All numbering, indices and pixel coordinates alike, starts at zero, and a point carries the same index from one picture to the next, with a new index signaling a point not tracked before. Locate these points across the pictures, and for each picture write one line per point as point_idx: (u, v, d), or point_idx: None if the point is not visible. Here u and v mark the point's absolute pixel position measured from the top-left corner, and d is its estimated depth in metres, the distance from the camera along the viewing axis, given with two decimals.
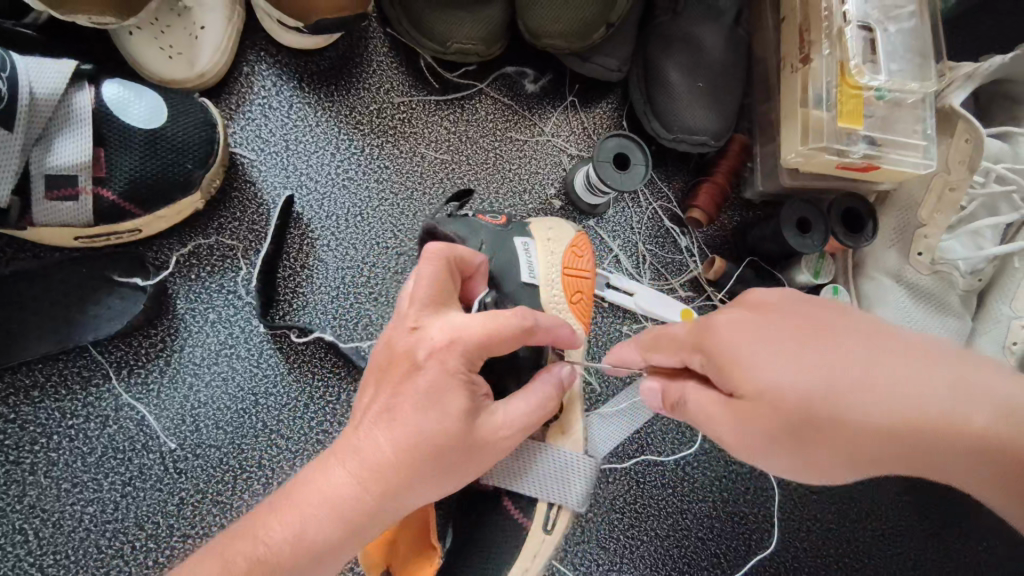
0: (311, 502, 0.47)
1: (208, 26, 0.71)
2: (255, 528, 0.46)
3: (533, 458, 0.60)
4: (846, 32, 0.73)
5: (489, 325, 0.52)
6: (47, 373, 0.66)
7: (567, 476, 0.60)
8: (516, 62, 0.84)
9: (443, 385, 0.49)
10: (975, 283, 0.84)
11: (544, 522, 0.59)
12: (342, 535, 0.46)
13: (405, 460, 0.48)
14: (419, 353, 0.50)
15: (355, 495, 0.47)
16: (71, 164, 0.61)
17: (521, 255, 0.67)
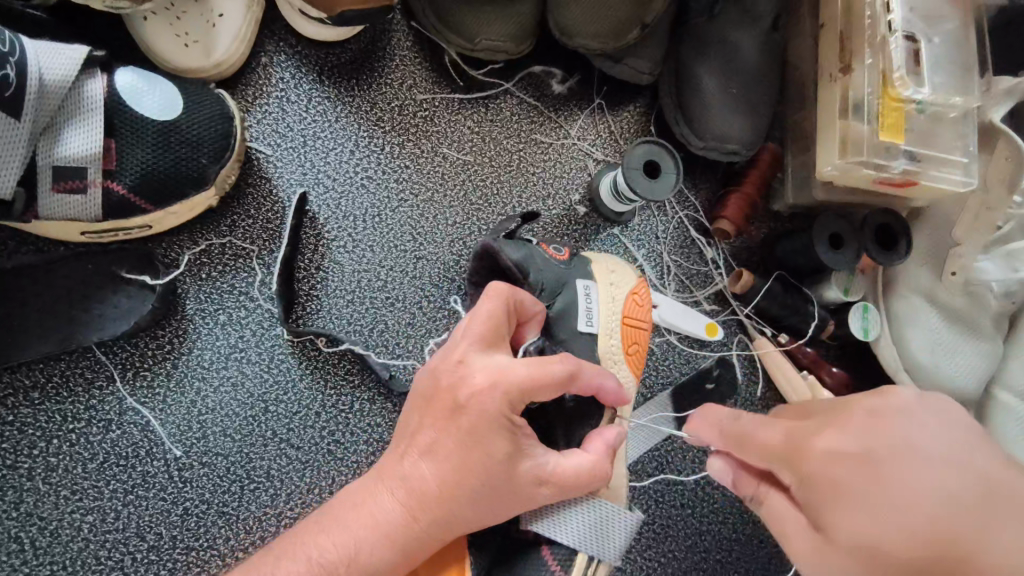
0: (357, 526, 0.50)
1: (227, 13, 0.68)
2: (301, 549, 0.50)
3: (575, 510, 0.55)
4: (889, 40, 0.70)
5: (534, 369, 0.50)
6: (47, 374, 0.63)
7: (609, 530, 0.56)
8: (544, 61, 0.81)
9: (489, 423, 0.49)
10: (1007, 305, 0.81)
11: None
12: (394, 556, 0.49)
13: (446, 491, 0.49)
14: (460, 395, 0.50)
15: (399, 522, 0.49)
16: (80, 155, 0.57)
17: (581, 299, 0.64)
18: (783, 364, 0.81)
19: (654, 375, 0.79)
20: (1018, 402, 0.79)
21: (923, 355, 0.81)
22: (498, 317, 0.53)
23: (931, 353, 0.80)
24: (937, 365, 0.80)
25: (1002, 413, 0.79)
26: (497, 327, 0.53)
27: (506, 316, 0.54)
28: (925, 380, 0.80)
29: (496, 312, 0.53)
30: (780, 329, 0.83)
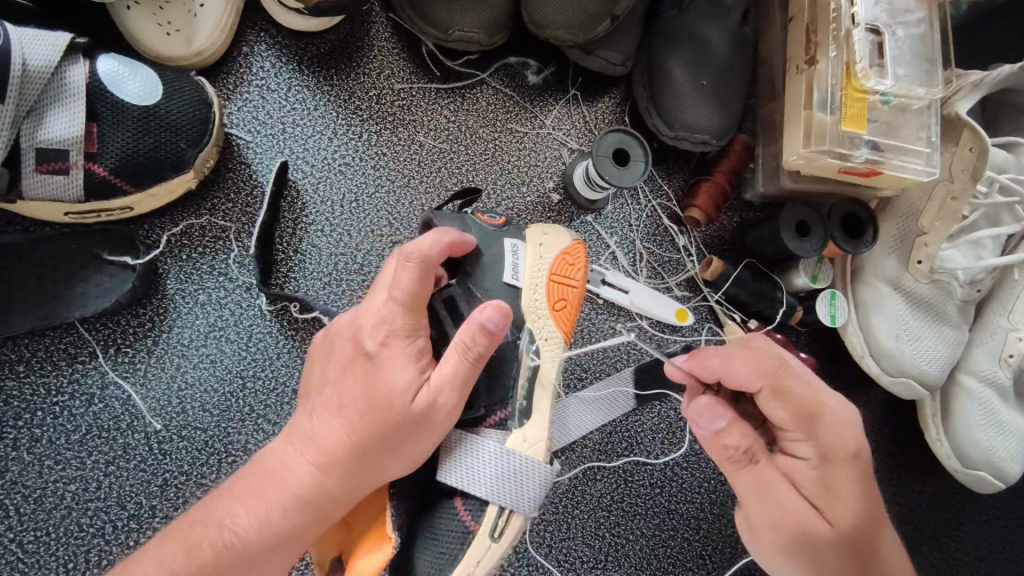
0: (276, 488, 0.51)
1: (207, 4, 0.70)
2: (216, 515, 0.51)
3: (474, 457, 0.58)
4: (853, 34, 0.73)
5: (409, 296, 0.54)
6: (32, 349, 0.66)
7: (518, 480, 0.58)
8: (520, 53, 0.83)
9: (400, 356, 0.53)
10: (973, 293, 0.83)
11: (491, 527, 0.57)
12: (296, 517, 0.51)
13: (358, 444, 0.52)
14: (365, 344, 0.54)
15: (316, 481, 0.51)
16: (63, 139, 0.60)
17: (507, 257, 0.66)
18: None
19: (624, 358, 0.81)
20: (982, 388, 0.81)
21: (889, 342, 0.81)
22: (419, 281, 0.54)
23: (896, 341, 0.81)
24: (903, 353, 0.81)
25: (967, 399, 0.81)
26: (418, 293, 0.54)
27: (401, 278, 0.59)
28: (890, 367, 0.81)
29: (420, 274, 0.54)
30: (750, 315, 0.84)
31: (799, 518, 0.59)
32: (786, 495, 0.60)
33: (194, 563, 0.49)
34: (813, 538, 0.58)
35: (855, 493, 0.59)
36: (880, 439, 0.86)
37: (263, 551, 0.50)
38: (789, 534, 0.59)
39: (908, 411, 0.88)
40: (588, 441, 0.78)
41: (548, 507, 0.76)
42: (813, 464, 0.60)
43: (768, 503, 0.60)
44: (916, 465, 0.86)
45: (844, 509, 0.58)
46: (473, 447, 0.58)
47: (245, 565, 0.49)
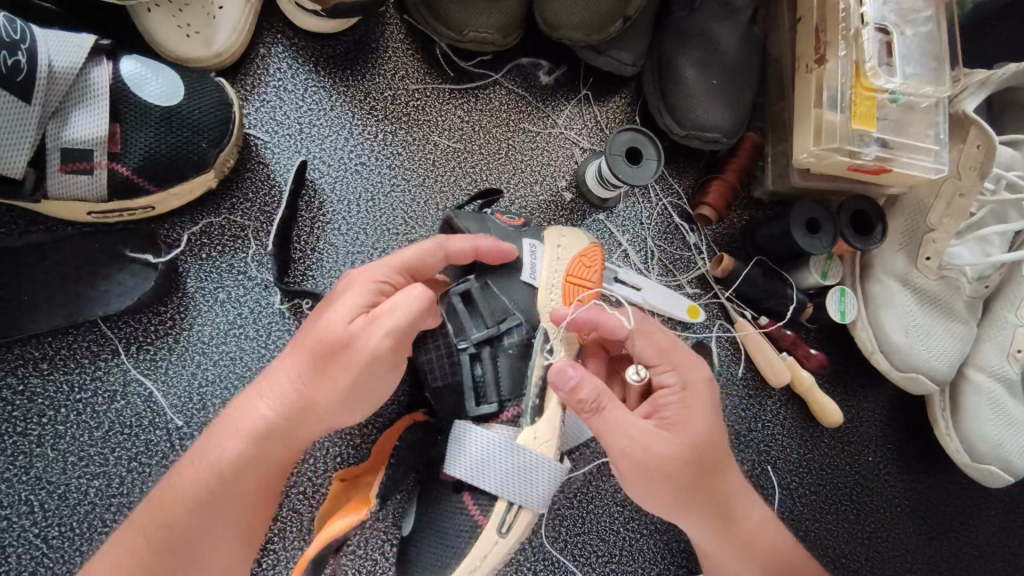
0: (230, 430, 0.54)
1: (226, 6, 0.71)
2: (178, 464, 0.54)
3: (481, 449, 0.58)
4: (862, 33, 0.73)
5: (394, 266, 0.58)
6: (56, 347, 0.66)
7: (526, 474, 0.57)
8: (532, 53, 0.84)
9: (360, 298, 0.56)
10: (981, 289, 0.84)
11: (499, 524, 0.57)
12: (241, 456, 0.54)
13: (307, 386, 0.54)
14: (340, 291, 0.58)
15: (264, 422, 0.54)
16: (86, 139, 0.61)
17: (525, 257, 0.68)
18: (763, 345, 0.82)
19: None
20: (991, 383, 0.81)
21: (899, 338, 0.82)
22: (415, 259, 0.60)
23: (906, 336, 0.82)
24: (913, 348, 0.81)
25: (975, 394, 0.82)
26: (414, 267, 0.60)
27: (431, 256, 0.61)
28: (900, 362, 0.82)
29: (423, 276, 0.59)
30: (760, 312, 0.85)
31: (673, 447, 0.57)
32: (645, 430, 0.57)
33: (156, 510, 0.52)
34: (706, 462, 0.58)
35: (705, 416, 0.59)
36: (890, 434, 0.87)
37: (210, 489, 0.53)
38: (679, 467, 0.57)
39: (918, 406, 0.88)
40: None
41: (562, 503, 0.76)
42: (690, 394, 0.60)
43: (658, 439, 0.57)
44: (925, 460, 0.87)
45: (700, 434, 0.58)
46: (480, 440, 0.58)
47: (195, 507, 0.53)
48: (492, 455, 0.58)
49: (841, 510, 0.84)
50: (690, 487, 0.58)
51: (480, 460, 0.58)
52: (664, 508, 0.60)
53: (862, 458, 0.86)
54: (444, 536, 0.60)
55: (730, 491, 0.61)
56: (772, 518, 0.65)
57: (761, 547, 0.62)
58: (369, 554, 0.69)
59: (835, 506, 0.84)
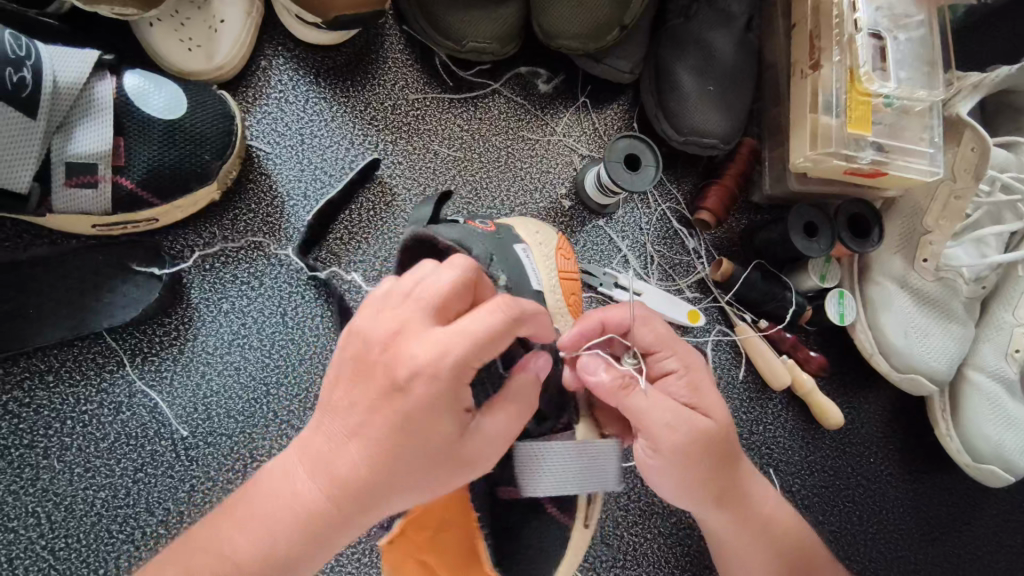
0: (277, 510, 0.46)
1: (227, 19, 0.73)
2: (214, 546, 0.47)
3: (552, 464, 0.54)
4: (856, 39, 0.74)
5: (490, 339, 0.45)
6: (61, 359, 0.67)
7: (599, 465, 0.55)
8: (530, 62, 0.85)
9: (431, 406, 0.45)
10: (979, 290, 0.85)
11: (584, 516, 0.58)
12: (298, 545, 0.46)
13: (378, 472, 0.46)
14: (399, 374, 0.45)
15: (318, 509, 0.46)
16: (91, 153, 0.61)
17: (522, 260, 0.64)
18: (760, 344, 0.83)
19: None
20: (989, 382, 0.82)
21: (898, 340, 0.83)
22: (457, 298, 0.47)
23: (905, 338, 0.82)
24: (912, 351, 0.82)
25: (974, 394, 0.82)
26: (450, 302, 0.47)
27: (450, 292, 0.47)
28: (900, 364, 0.83)
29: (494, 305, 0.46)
30: (760, 315, 0.86)
31: (702, 430, 0.56)
32: (672, 412, 0.56)
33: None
34: (728, 441, 0.59)
35: (717, 398, 0.59)
36: (891, 434, 0.88)
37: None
38: (706, 450, 0.57)
39: (918, 406, 0.89)
40: None
41: None
42: (700, 379, 0.59)
43: (686, 422, 0.56)
44: (925, 460, 0.87)
45: (719, 416, 0.58)
46: (545, 454, 0.54)
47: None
48: (559, 462, 0.54)
49: (842, 512, 0.84)
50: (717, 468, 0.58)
51: (551, 475, 0.54)
52: (691, 493, 0.59)
53: (864, 459, 0.86)
54: None
55: (745, 474, 0.61)
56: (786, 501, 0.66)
57: (778, 530, 0.64)
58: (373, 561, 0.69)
59: (836, 507, 0.84)
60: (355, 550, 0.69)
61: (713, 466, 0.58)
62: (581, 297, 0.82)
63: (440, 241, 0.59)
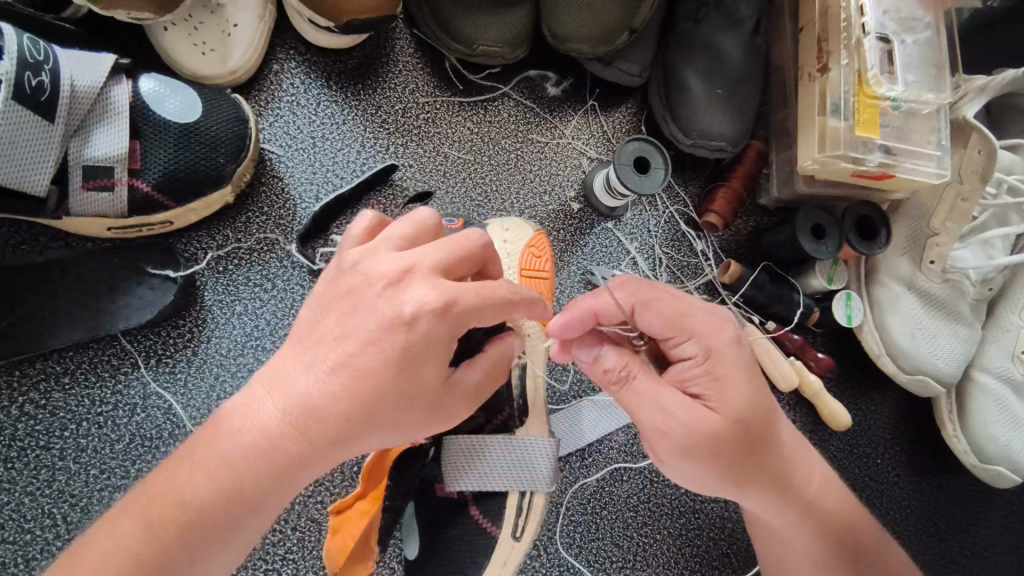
0: (243, 438, 0.47)
1: (241, 24, 0.73)
2: (174, 486, 0.46)
3: (481, 460, 0.62)
4: (864, 42, 0.75)
5: (489, 295, 0.49)
6: (77, 361, 0.67)
7: (526, 462, 0.63)
8: (539, 66, 0.86)
9: (428, 347, 0.47)
10: (985, 292, 0.85)
11: (513, 528, 0.63)
12: (262, 483, 0.47)
13: (356, 417, 0.47)
14: (404, 309, 0.47)
15: (274, 452, 0.47)
16: (107, 156, 0.62)
17: None
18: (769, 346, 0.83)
19: None
20: (995, 383, 0.82)
21: (905, 342, 0.83)
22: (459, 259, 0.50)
23: (912, 340, 0.83)
24: (920, 353, 0.82)
25: (981, 396, 0.83)
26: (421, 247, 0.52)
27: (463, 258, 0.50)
28: (908, 366, 0.83)
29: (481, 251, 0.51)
30: (768, 317, 0.86)
31: (707, 425, 0.55)
32: (678, 403, 0.56)
33: (157, 541, 0.44)
34: (752, 427, 0.56)
35: (741, 382, 0.56)
36: (898, 435, 0.88)
37: (226, 522, 0.46)
38: (722, 441, 0.55)
39: (925, 408, 0.89)
40: (614, 442, 0.80)
41: (577, 509, 0.77)
42: (717, 363, 0.57)
43: (692, 413, 0.55)
44: (932, 461, 0.88)
45: (739, 404, 0.56)
46: (473, 449, 0.62)
47: (209, 543, 0.46)
48: (485, 455, 0.62)
49: None
50: (745, 455, 0.56)
51: (473, 466, 0.62)
52: (717, 484, 0.58)
53: (871, 461, 0.87)
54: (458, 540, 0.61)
55: (783, 457, 0.59)
56: (831, 477, 0.64)
57: (821, 513, 0.62)
58: (385, 562, 0.70)
59: None
60: None
61: (738, 453, 0.56)
62: None
63: None
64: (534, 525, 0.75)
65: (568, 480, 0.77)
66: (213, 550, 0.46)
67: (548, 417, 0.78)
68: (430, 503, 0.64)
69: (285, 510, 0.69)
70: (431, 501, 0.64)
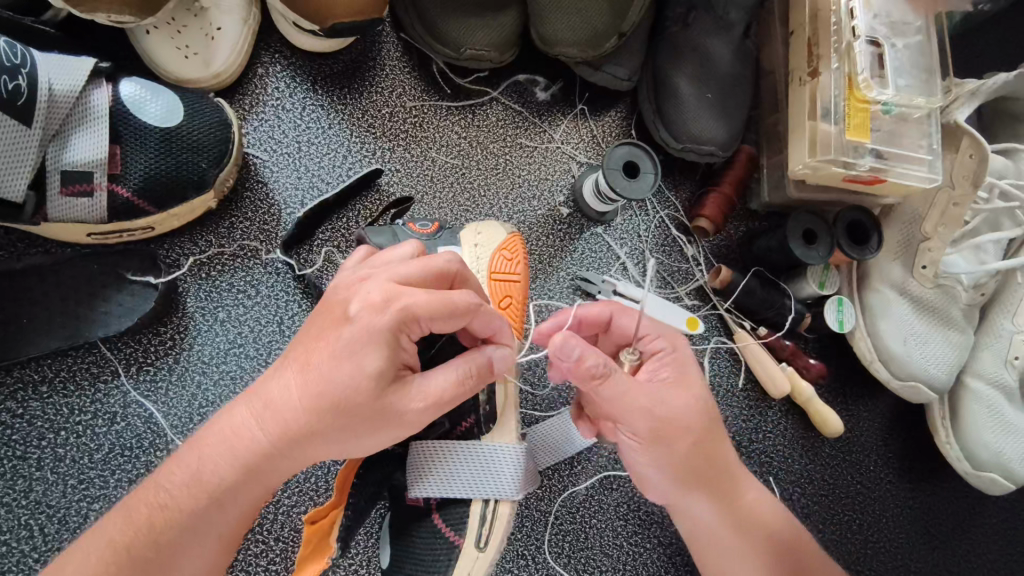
0: (220, 449, 0.50)
1: (224, 27, 0.72)
2: (157, 475, 0.50)
3: (446, 464, 0.61)
4: (854, 46, 0.74)
5: (436, 290, 0.50)
6: (56, 369, 0.66)
7: (490, 471, 0.61)
8: (528, 70, 0.85)
9: (368, 337, 0.48)
10: (977, 297, 0.84)
11: (477, 537, 0.60)
12: (229, 475, 0.49)
13: (313, 413, 0.48)
14: (350, 306, 0.50)
15: (252, 453, 0.49)
16: (85, 161, 0.61)
17: None
18: (763, 355, 0.82)
19: None
20: (989, 390, 0.81)
21: (897, 347, 0.82)
22: (420, 270, 0.53)
23: (904, 345, 0.82)
24: (912, 358, 0.81)
25: (973, 402, 0.82)
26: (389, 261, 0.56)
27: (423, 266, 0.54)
28: (899, 371, 0.82)
29: (444, 266, 0.54)
30: (759, 322, 0.85)
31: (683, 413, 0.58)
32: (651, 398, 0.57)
33: (126, 529, 0.48)
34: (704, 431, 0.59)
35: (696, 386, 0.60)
36: (890, 441, 0.87)
37: (199, 512, 0.49)
38: (676, 428, 0.57)
39: (918, 414, 0.89)
40: (604, 449, 0.79)
41: (566, 517, 0.76)
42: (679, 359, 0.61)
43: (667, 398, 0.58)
44: (925, 468, 0.87)
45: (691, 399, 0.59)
46: (437, 453, 0.61)
47: (181, 532, 0.48)
48: (449, 460, 0.61)
49: (843, 521, 0.84)
50: (693, 442, 0.58)
51: (435, 471, 0.61)
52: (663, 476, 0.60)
53: (864, 468, 0.86)
54: (442, 552, 0.60)
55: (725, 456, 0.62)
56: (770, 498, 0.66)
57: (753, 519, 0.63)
58: (370, 573, 0.69)
59: (836, 518, 0.84)
60: (352, 561, 0.69)
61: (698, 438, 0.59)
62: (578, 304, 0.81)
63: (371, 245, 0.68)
64: (522, 535, 0.74)
65: (556, 489, 0.76)
66: (187, 538, 0.49)
67: (535, 423, 0.77)
68: (414, 513, 0.63)
69: (267, 520, 0.68)
70: (415, 511, 0.63)
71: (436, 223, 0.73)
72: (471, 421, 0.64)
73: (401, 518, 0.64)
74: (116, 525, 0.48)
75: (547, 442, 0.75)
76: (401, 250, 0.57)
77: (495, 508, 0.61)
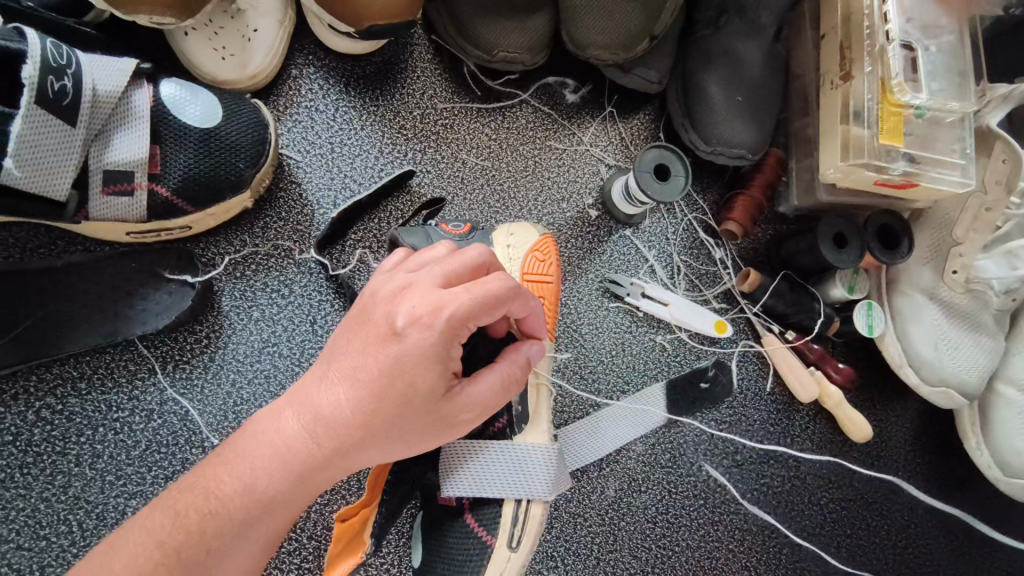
0: (264, 448, 0.50)
1: (261, 29, 0.73)
2: (208, 482, 0.49)
3: (478, 461, 0.61)
4: (888, 49, 0.73)
5: (479, 294, 0.50)
6: (93, 366, 0.67)
7: (522, 470, 0.61)
8: (557, 73, 0.86)
9: (420, 353, 0.49)
10: (1009, 302, 0.82)
11: (510, 537, 0.60)
12: (277, 476, 0.50)
13: (363, 416, 0.50)
14: (397, 319, 0.50)
15: (301, 454, 0.50)
16: (127, 160, 0.62)
17: None
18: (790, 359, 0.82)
19: (666, 371, 0.81)
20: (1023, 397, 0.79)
21: (928, 352, 0.82)
22: (464, 272, 0.53)
23: (935, 350, 0.81)
24: (943, 363, 0.81)
25: (1005, 408, 0.80)
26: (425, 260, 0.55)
27: (465, 267, 0.53)
28: (930, 376, 0.82)
29: (482, 261, 0.54)
30: (788, 326, 0.85)
31: None
32: None
33: (180, 531, 0.47)
34: None
35: None
36: (918, 447, 0.86)
37: (251, 520, 0.49)
38: None
39: (947, 419, 0.88)
40: (633, 452, 0.78)
41: (595, 520, 0.76)
42: None
43: None
44: (954, 475, 0.86)
45: None
46: (469, 452, 0.61)
47: (231, 535, 0.48)
48: (480, 461, 0.61)
49: (871, 528, 0.83)
50: None
51: (467, 471, 0.61)
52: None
53: (892, 474, 0.85)
54: (474, 551, 0.60)
55: None
56: None
57: None
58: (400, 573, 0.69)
59: (864, 524, 0.83)
60: (383, 560, 0.69)
61: None
62: (607, 306, 0.82)
63: (403, 244, 0.68)
64: (550, 537, 0.75)
65: (585, 490, 0.76)
66: None
67: (566, 425, 0.77)
68: (447, 513, 0.64)
69: (301, 518, 0.68)
70: (448, 511, 0.63)
71: (467, 223, 0.73)
72: (504, 421, 0.64)
73: (435, 518, 0.64)
74: (172, 530, 0.46)
75: (580, 446, 0.76)
76: (438, 249, 0.57)
77: (529, 510, 0.61)
